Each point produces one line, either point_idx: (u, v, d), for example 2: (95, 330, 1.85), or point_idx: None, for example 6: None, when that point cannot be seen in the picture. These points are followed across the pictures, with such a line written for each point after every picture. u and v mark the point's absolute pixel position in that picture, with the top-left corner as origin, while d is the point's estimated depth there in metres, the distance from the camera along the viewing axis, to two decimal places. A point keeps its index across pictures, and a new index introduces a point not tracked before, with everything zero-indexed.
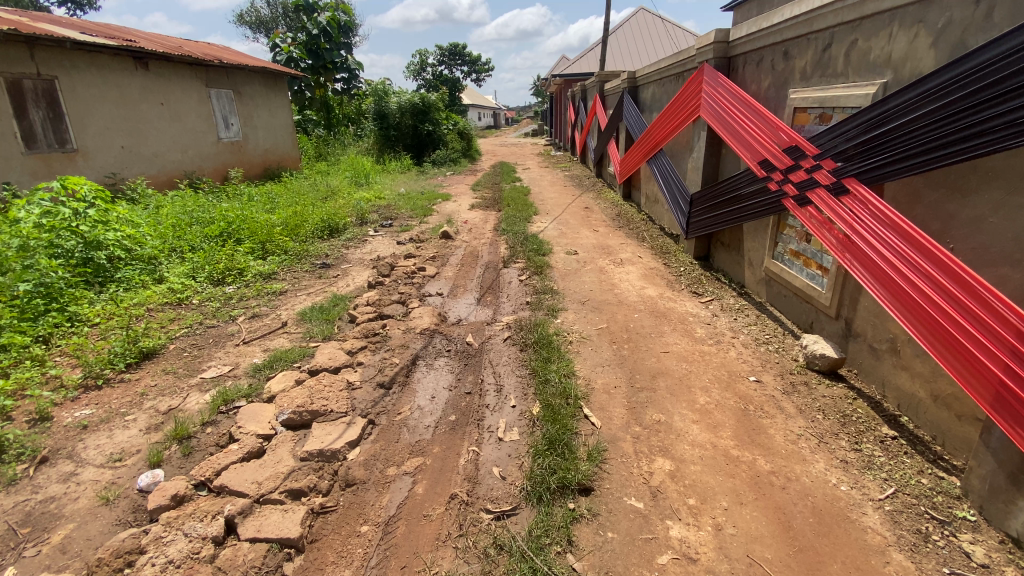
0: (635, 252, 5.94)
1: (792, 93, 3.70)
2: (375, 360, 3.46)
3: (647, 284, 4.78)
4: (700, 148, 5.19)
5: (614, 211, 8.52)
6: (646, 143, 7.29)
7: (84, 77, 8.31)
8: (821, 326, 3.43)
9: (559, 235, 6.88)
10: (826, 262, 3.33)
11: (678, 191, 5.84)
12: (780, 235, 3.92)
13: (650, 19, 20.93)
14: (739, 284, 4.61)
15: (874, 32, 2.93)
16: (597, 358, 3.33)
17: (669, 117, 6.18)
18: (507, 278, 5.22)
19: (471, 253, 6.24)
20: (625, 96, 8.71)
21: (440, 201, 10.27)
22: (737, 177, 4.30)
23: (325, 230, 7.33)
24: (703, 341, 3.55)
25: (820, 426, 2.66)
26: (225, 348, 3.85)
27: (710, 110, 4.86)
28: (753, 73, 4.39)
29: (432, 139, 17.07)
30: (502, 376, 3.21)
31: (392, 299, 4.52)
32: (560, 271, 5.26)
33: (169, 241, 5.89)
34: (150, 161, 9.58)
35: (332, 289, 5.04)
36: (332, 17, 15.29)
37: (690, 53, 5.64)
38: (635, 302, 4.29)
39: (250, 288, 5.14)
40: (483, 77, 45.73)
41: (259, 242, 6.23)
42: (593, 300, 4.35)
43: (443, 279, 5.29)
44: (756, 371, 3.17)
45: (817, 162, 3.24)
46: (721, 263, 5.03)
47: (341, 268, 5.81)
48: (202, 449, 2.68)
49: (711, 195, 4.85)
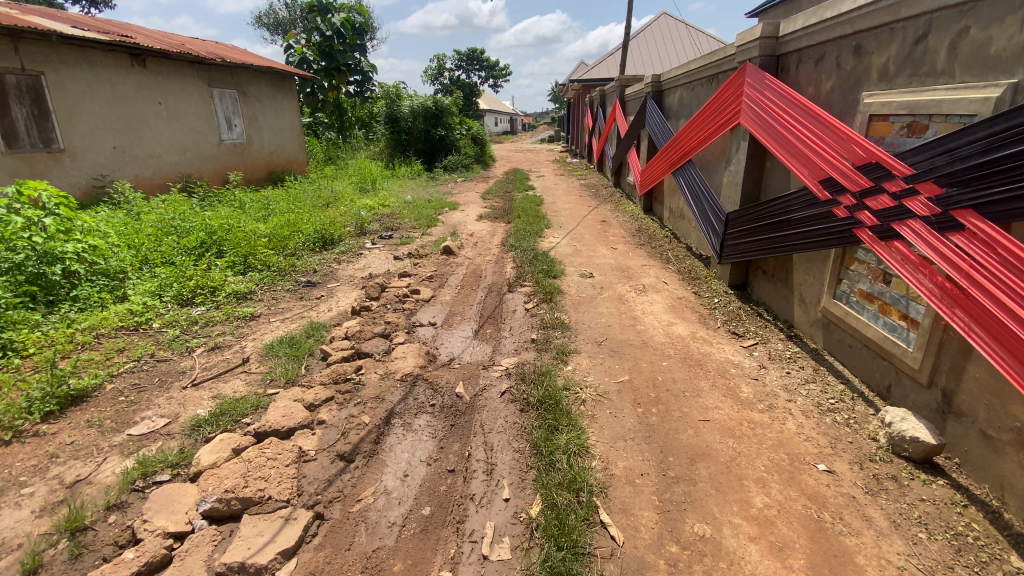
0: (659, 276, 5.21)
1: (867, 97, 2.97)
2: (339, 420, 2.79)
3: (676, 320, 4.05)
4: (739, 160, 4.47)
5: (634, 226, 7.79)
6: (672, 152, 6.57)
7: (74, 73, 7.87)
8: (906, 394, 2.69)
9: (574, 253, 6.18)
10: (916, 314, 2.60)
11: (710, 208, 5.14)
12: (845, 271, 3.18)
13: (672, 23, 20.15)
14: (787, 323, 3.88)
15: (997, 17, 2.21)
16: (617, 428, 2.62)
17: (700, 124, 5.49)
18: (512, 306, 4.52)
19: (473, 272, 5.57)
20: (648, 100, 8.02)
21: (446, 209, 9.63)
22: (788, 196, 3.59)
23: (317, 241, 6.72)
24: (751, 406, 2.83)
25: (926, 552, 1.93)
26: (168, 393, 3.23)
27: (754, 116, 4.14)
28: (809, 73, 3.66)
29: (445, 144, 16.52)
30: (496, 451, 2.51)
31: (374, 330, 3.84)
32: (573, 299, 4.56)
33: (140, 253, 5.34)
34: (144, 163, 9.11)
35: (311, 315, 4.40)
36: (345, 18, 14.75)
37: (727, 52, 4.92)
38: (662, 345, 3.57)
39: (220, 310, 4.53)
40: (500, 82, 45.29)
41: (240, 255, 5.64)
42: (612, 340, 3.65)
43: (439, 305, 4.62)
44: (826, 457, 2.44)
45: (909, 185, 2.51)
46: (762, 295, 4.30)
47: (326, 288, 5.17)
48: (94, 551, 2.06)
49: (752, 215, 4.13)
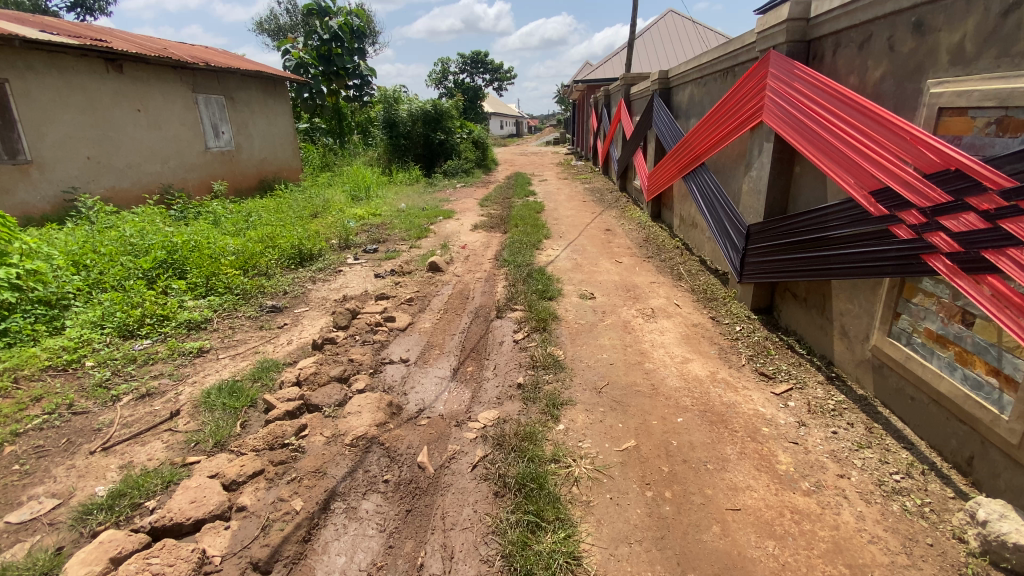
0: (669, 297, 4.57)
1: (934, 86, 2.33)
2: (263, 506, 2.20)
3: (691, 355, 3.41)
4: (763, 164, 3.83)
5: (641, 236, 7.13)
6: (682, 154, 5.93)
7: (43, 80, 7.41)
8: (1001, 475, 2.04)
9: (574, 269, 5.55)
10: (1013, 369, 1.96)
11: (728, 219, 4.51)
12: (905, 304, 2.55)
13: (679, 20, 19.42)
14: (826, 361, 3.23)
15: None
16: (621, 525, 1.99)
17: (714, 124, 4.87)
18: (499, 336, 3.89)
19: (460, 292, 4.95)
20: (655, 98, 7.38)
21: (440, 219, 9.02)
22: (829, 209, 2.98)
23: (294, 258, 6.14)
24: (793, 487, 2.19)
25: None
26: (71, 461, 2.66)
27: (781, 113, 3.52)
28: (850, 60, 3.03)
29: (445, 149, 15.98)
30: (457, 561, 1.90)
31: (331, 373, 3.22)
32: (571, 328, 3.92)
33: (90, 276, 4.78)
34: (122, 174, 8.60)
35: (266, 350, 3.80)
36: (344, 22, 14.41)
37: (745, 39, 4.29)
38: (676, 392, 2.93)
39: (165, 344, 3.95)
40: (505, 84, 44.64)
41: (202, 276, 5.07)
42: (614, 384, 3.01)
43: (416, 335, 4.00)
44: (899, 572, 1.81)
45: (1009, 203, 1.89)
46: (793, 323, 3.65)
47: (293, 314, 4.59)
48: None
49: (783, 229, 3.51)
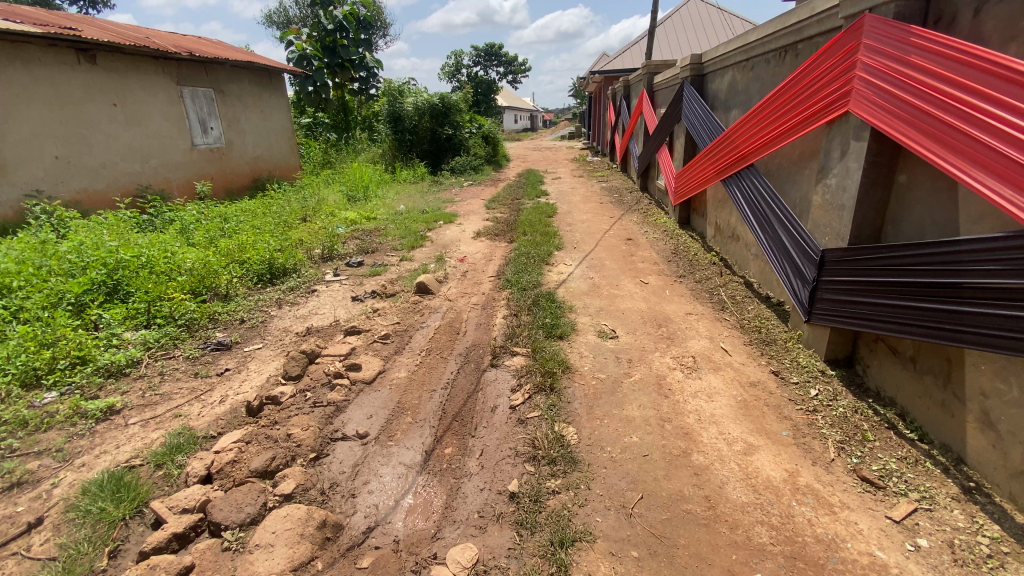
0: (713, 337, 3.60)
1: None
2: None
3: (755, 440, 2.44)
4: (848, 170, 2.84)
5: (669, 247, 6.14)
6: (721, 151, 4.91)
7: (3, 72, 6.64)
8: None
9: (590, 293, 4.59)
10: None
11: (790, 238, 3.52)
12: None
13: (703, 6, 18.22)
14: (952, 455, 2.26)
15: None
16: None
17: (769, 116, 3.87)
18: (492, 395, 2.96)
19: (450, 325, 4.02)
20: (686, 87, 6.35)
21: (440, 224, 8.08)
22: (972, 244, 2.03)
23: (262, 275, 5.27)
24: None
25: None
26: None
27: (882, 101, 2.55)
28: (1006, 21, 2.02)
29: (453, 145, 15.05)
30: None
31: (253, 466, 2.34)
32: (587, 387, 2.96)
33: (7, 304, 3.91)
34: (95, 174, 7.81)
35: (188, 415, 2.93)
36: (350, 11, 13.30)
37: (820, 5, 3.27)
38: (743, 516, 1.97)
39: (68, 401, 3.09)
40: (519, 78, 43.41)
41: (145, 301, 4.20)
42: (652, 501, 2.06)
43: (384, 390, 3.09)
44: None
45: None
46: (889, 389, 2.66)
47: (241, 354, 3.72)
48: None
49: (878, 264, 2.54)
